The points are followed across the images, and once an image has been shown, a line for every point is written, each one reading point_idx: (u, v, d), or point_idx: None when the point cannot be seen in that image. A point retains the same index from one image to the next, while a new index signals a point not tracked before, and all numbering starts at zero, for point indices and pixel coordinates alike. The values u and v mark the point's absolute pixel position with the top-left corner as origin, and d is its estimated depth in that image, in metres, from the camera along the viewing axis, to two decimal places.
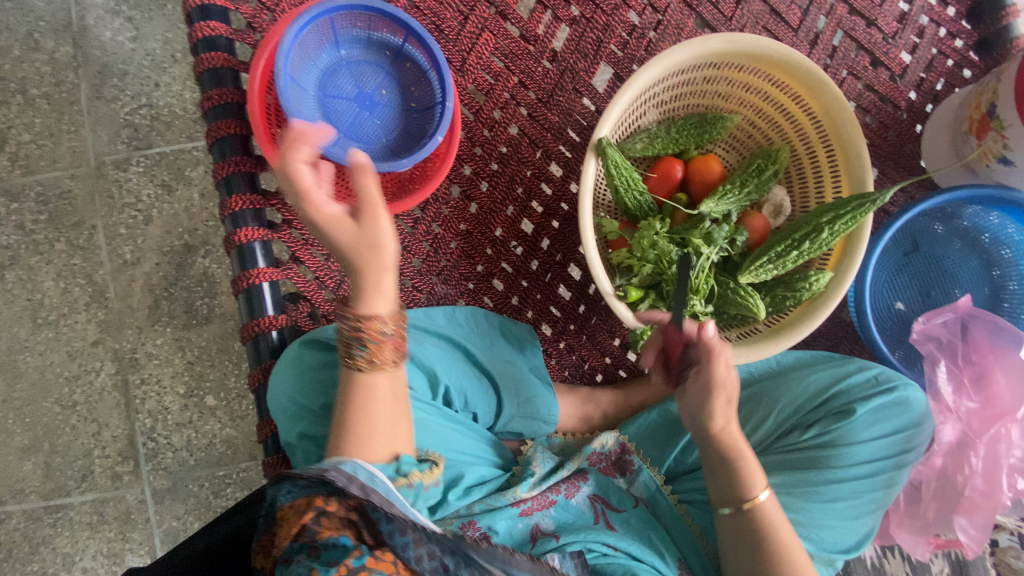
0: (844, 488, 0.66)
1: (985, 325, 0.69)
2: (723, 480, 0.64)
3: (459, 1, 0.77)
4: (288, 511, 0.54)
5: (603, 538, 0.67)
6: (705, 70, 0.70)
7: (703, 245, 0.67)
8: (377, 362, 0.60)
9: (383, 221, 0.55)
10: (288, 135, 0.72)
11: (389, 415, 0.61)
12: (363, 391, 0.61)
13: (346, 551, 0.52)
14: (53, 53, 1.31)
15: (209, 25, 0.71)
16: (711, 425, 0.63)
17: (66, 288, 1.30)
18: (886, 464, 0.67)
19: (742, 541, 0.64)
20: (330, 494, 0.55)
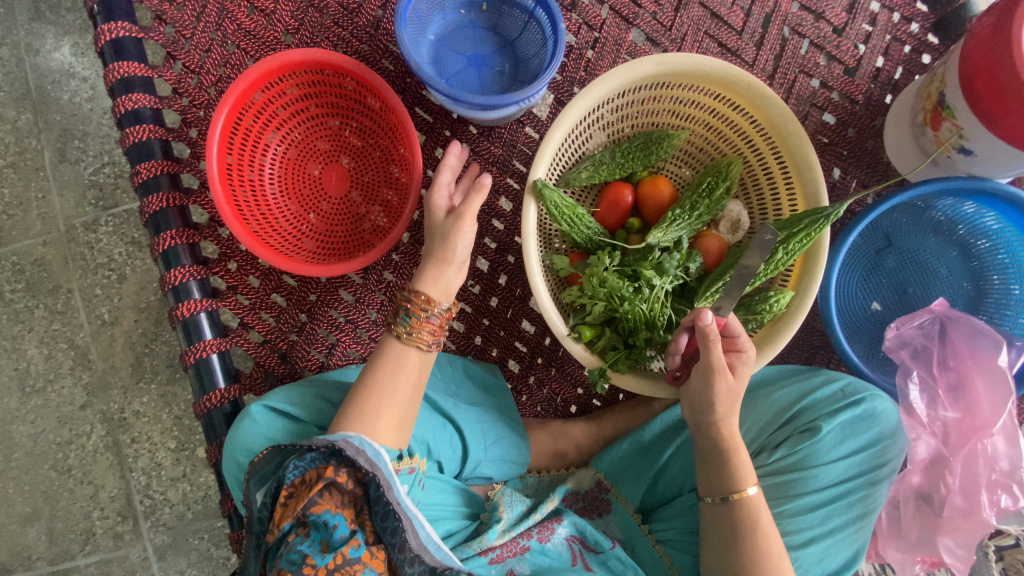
0: (818, 510, 0.63)
1: (961, 328, 0.66)
2: (716, 470, 0.61)
3: (388, 42, 0.75)
4: (297, 486, 0.56)
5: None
6: (645, 89, 0.67)
7: (655, 277, 0.64)
8: (415, 337, 0.65)
9: (466, 226, 0.66)
10: (241, 200, 0.71)
11: (410, 392, 0.64)
12: (396, 360, 0.64)
13: (341, 537, 0.54)
14: (14, 122, 1.31)
15: (130, 98, 0.70)
16: (712, 415, 0.59)
17: (50, 354, 1.30)
18: (859, 482, 0.65)
19: (718, 534, 0.61)
20: (340, 465, 0.56)
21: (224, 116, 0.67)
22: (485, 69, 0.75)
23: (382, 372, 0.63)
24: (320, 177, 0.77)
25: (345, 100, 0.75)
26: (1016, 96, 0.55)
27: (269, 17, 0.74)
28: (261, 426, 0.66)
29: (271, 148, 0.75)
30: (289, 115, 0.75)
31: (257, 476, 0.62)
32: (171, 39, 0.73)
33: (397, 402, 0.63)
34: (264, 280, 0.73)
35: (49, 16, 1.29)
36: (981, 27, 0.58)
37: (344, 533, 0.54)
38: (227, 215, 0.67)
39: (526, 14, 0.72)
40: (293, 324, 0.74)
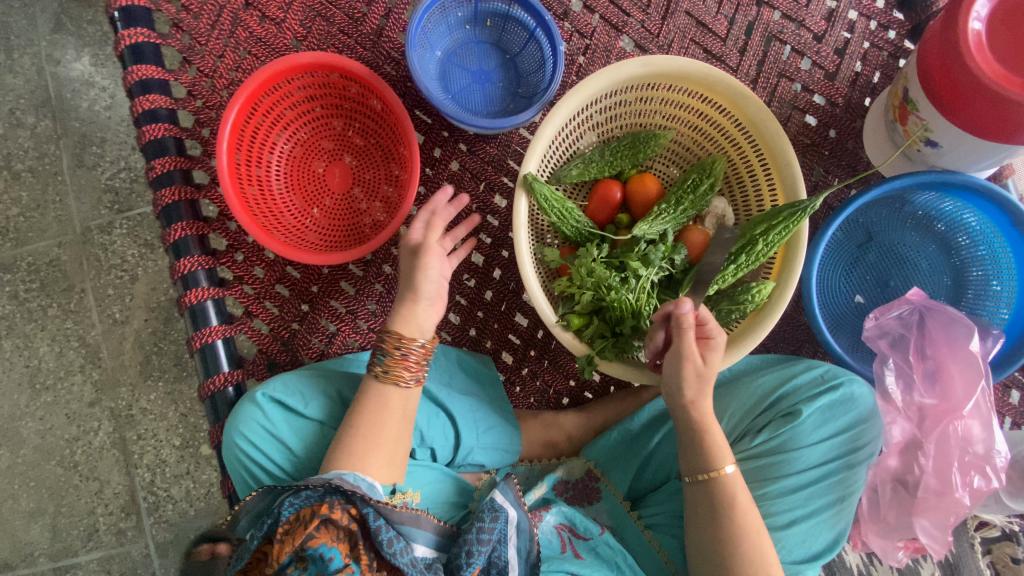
0: (800, 491, 0.66)
1: (939, 317, 0.68)
2: (691, 452, 0.65)
3: (389, 48, 0.80)
4: (292, 523, 0.59)
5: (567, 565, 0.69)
6: (631, 90, 0.70)
7: (641, 267, 0.66)
8: (393, 374, 0.68)
9: (428, 268, 0.70)
10: (247, 192, 0.75)
11: (394, 429, 0.68)
12: (378, 401, 0.67)
13: (336, 569, 0.57)
14: (34, 128, 1.37)
15: (147, 98, 0.74)
16: (681, 398, 0.62)
17: (61, 351, 1.34)
18: (838, 464, 0.67)
19: (700, 511, 0.64)
20: (333, 502, 0.60)
21: (234, 114, 0.72)
22: (492, 85, 0.75)
23: (364, 415, 0.67)
24: (324, 174, 0.81)
25: (348, 103, 0.79)
26: (968, 86, 0.59)
27: (279, 25, 0.79)
28: (260, 415, 0.69)
29: (278, 146, 0.79)
30: (295, 116, 0.79)
31: (247, 516, 0.63)
32: (187, 46, 0.78)
33: (380, 438, 0.67)
34: (269, 272, 0.76)
35: (70, 28, 1.36)
36: (932, 30, 0.62)
37: (338, 565, 0.57)
38: (234, 205, 0.71)
39: (528, 32, 0.72)
40: (296, 314, 0.77)
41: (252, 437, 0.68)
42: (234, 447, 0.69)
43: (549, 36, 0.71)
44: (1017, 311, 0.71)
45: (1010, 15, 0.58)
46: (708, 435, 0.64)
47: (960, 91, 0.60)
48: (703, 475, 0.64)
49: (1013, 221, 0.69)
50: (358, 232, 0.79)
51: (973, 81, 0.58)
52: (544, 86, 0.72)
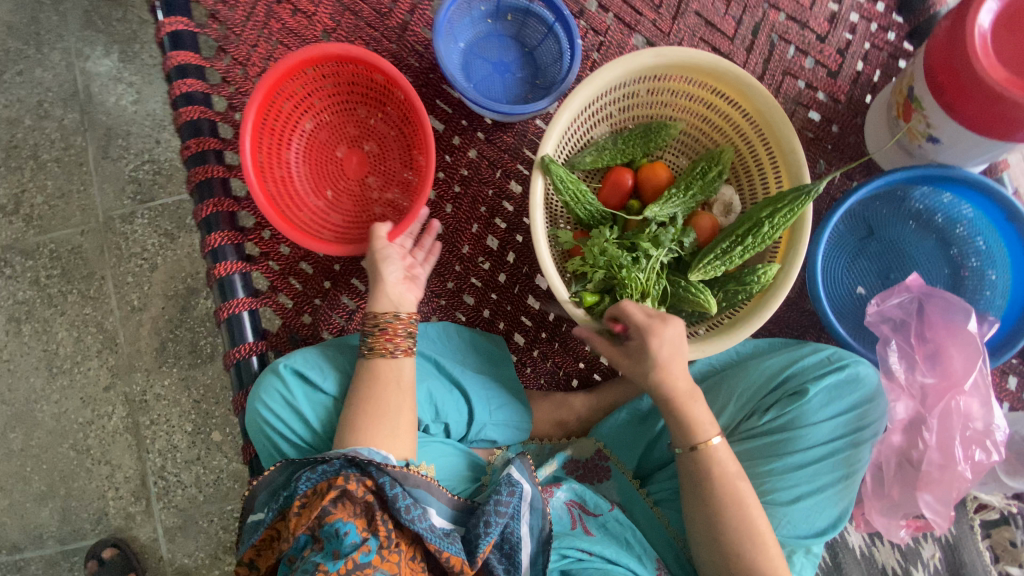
0: (807, 468, 0.68)
1: (937, 303, 0.71)
2: (677, 428, 0.69)
3: (414, 41, 0.84)
4: (312, 497, 0.62)
5: (577, 543, 0.71)
6: (644, 80, 0.74)
7: (652, 248, 0.69)
8: (378, 349, 0.71)
9: (388, 249, 0.74)
10: (267, 169, 0.79)
11: (393, 399, 0.69)
12: (369, 376, 0.70)
13: (351, 543, 0.59)
14: (62, 121, 1.42)
15: (185, 82, 0.78)
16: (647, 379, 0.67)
17: (79, 336, 1.37)
18: (843, 443, 0.69)
19: (694, 485, 0.68)
20: (350, 475, 0.63)
21: (257, 103, 0.75)
22: (511, 76, 0.79)
23: (359, 390, 0.69)
24: (342, 157, 0.85)
25: (369, 90, 0.82)
26: (973, 84, 0.60)
27: (310, 18, 0.83)
28: (279, 385, 0.71)
29: (301, 126, 0.83)
30: (318, 101, 0.83)
31: (265, 491, 0.66)
32: (223, 35, 0.82)
33: (384, 412, 0.68)
34: (295, 250, 0.80)
35: (101, 26, 1.41)
36: (940, 30, 0.63)
37: (355, 538, 0.59)
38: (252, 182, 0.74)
39: (546, 26, 0.77)
40: (319, 290, 0.80)
41: (271, 407, 0.70)
42: (256, 417, 0.71)
43: (568, 30, 0.75)
44: (1013, 299, 0.74)
45: (1012, 20, 0.59)
46: (686, 411, 0.68)
47: (965, 93, 0.61)
48: (694, 447, 0.68)
49: (1007, 215, 0.72)
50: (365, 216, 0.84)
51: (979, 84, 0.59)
52: (561, 76, 0.76)
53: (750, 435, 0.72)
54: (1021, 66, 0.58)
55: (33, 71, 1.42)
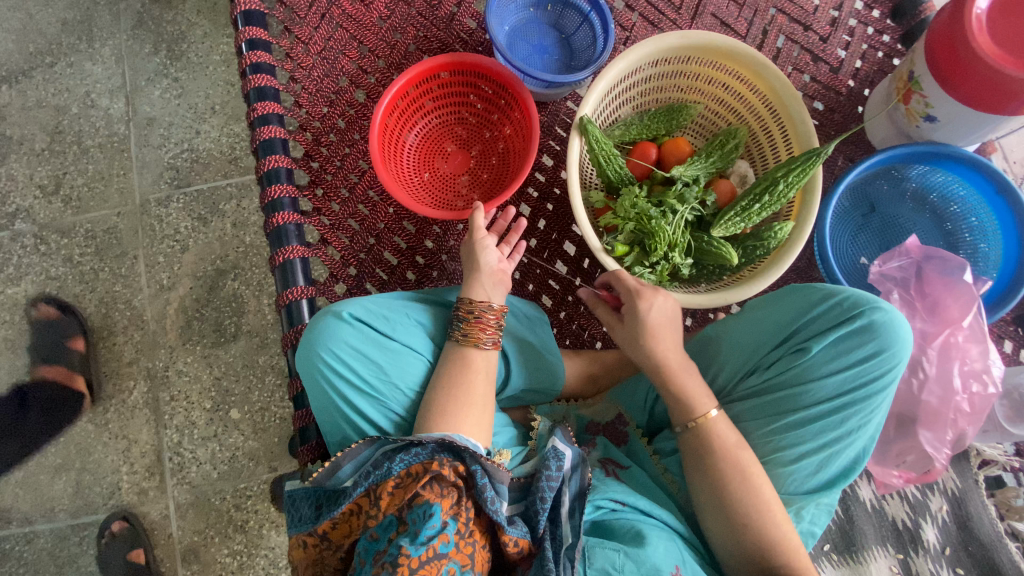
0: (813, 422, 0.69)
1: (936, 263, 0.79)
2: (674, 404, 0.71)
3: (460, 30, 0.94)
4: (406, 479, 0.66)
5: (611, 494, 0.72)
6: (713, 68, 0.82)
7: (678, 204, 0.76)
8: (473, 338, 0.74)
9: (489, 250, 0.80)
10: (391, 162, 0.86)
11: (482, 387, 0.73)
12: (461, 361, 0.74)
13: (432, 534, 0.62)
14: (107, 110, 1.50)
15: (256, 54, 0.87)
16: (645, 346, 0.73)
17: (107, 313, 1.42)
18: (850, 399, 0.70)
19: (699, 459, 0.69)
20: (443, 459, 0.66)
21: (382, 116, 0.83)
22: (550, 57, 0.88)
23: (448, 373, 0.73)
24: (452, 153, 0.92)
25: (463, 89, 0.90)
26: (970, 63, 0.65)
27: (368, 6, 0.92)
28: (344, 324, 0.74)
29: (416, 124, 0.90)
30: (429, 102, 0.90)
31: (352, 461, 0.69)
32: (289, 17, 0.92)
33: (472, 399, 0.72)
34: (344, 207, 0.87)
35: (152, 26, 1.52)
36: (943, 16, 0.68)
37: (438, 525, 0.62)
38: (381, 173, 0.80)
39: (582, 15, 0.87)
40: (364, 245, 0.86)
41: (336, 344, 0.73)
42: (317, 356, 0.74)
43: (602, 16, 0.85)
44: (1004, 264, 0.80)
45: (1011, 4, 0.64)
46: (677, 385, 0.71)
47: (990, 86, 0.65)
48: (690, 422, 0.70)
49: (997, 188, 0.79)
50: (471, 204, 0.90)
51: (1002, 76, 0.63)
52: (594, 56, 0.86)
53: (757, 389, 0.74)
54: (1016, 46, 0.63)
55: (83, 64, 1.52)
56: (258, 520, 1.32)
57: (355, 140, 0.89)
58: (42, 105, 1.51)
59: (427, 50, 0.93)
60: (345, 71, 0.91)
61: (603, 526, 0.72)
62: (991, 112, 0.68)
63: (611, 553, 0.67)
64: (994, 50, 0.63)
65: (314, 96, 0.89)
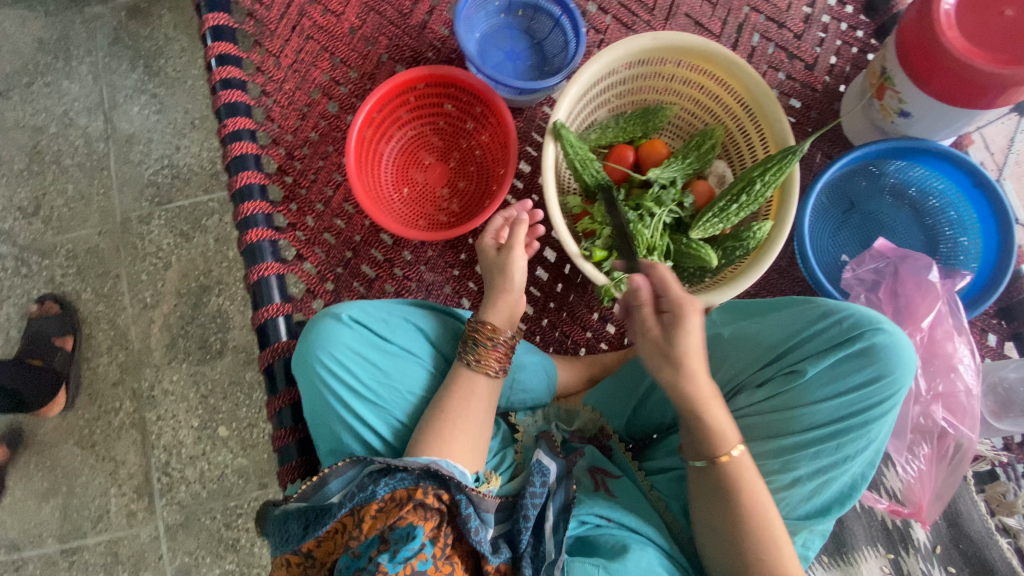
0: (809, 448, 0.66)
1: (910, 264, 0.80)
2: (699, 437, 0.64)
3: (432, 38, 0.93)
4: (389, 503, 0.63)
5: (597, 509, 0.72)
6: (686, 69, 0.82)
7: (655, 207, 0.76)
8: (484, 364, 0.72)
9: (519, 261, 0.78)
10: (367, 176, 0.85)
11: (480, 415, 0.71)
12: (467, 387, 0.71)
13: (411, 552, 0.60)
14: (86, 128, 1.49)
15: (225, 69, 0.86)
16: (668, 376, 0.64)
17: (91, 333, 1.40)
18: (849, 424, 0.66)
19: (713, 493, 0.64)
20: (427, 488, 0.64)
21: (357, 129, 0.82)
22: (522, 64, 0.88)
23: (454, 396, 0.71)
24: (429, 164, 0.91)
25: (437, 99, 0.89)
26: (942, 60, 0.64)
27: (339, 17, 0.92)
28: (346, 326, 0.73)
29: (393, 137, 0.90)
30: (405, 113, 0.89)
31: (338, 478, 0.67)
32: (259, 31, 0.91)
33: (468, 427, 0.70)
34: (319, 221, 0.86)
35: (128, 42, 1.51)
36: (909, 14, 0.67)
37: (417, 546, 0.60)
38: (357, 191, 0.80)
39: (553, 20, 0.86)
40: (341, 259, 0.86)
41: (336, 345, 0.72)
42: (316, 357, 0.72)
43: (572, 20, 0.84)
44: (984, 259, 0.80)
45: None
46: (710, 417, 0.63)
47: (962, 82, 0.64)
48: (714, 459, 0.64)
49: (974, 181, 0.79)
50: (451, 215, 0.90)
51: (974, 71, 0.63)
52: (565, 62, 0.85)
53: (747, 409, 0.71)
54: (985, 40, 0.63)
55: (60, 83, 1.50)
56: (249, 538, 1.30)
57: (330, 152, 0.88)
58: (20, 126, 1.50)
59: (400, 59, 0.92)
60: (317, 83, 0.90)
61: (587, 541, 0.71)
62: (966, 106, 0.67)
63: (590, 567, 0.65)
64: (964, 45, 0.63)
65: (286, 109, 0.89)
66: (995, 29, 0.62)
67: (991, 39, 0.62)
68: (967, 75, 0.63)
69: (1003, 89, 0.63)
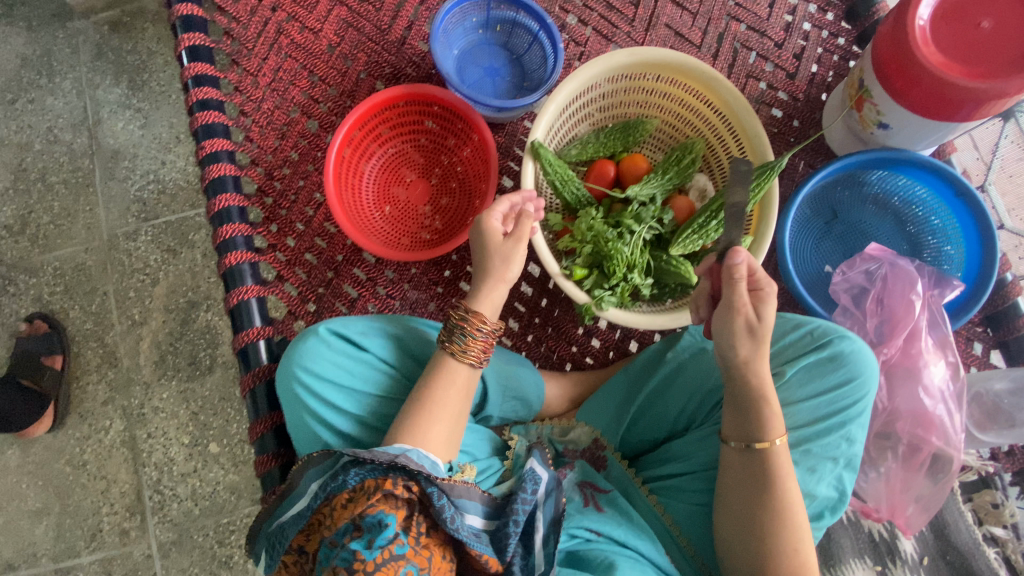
0: (796, 447, 0.69)
1: (897, 275, 0.79)
2: (749, 418, 0.65)
3: (411, 53, 0.92)
4: (359, 493, 0.60)
5: (586, 523, 0.73)
6: (666, 83, 0.81)
7: (635, 224, 0.75)
8: (467, 355, 0.70)
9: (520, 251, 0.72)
10: (347, 196, 0.85)
11: (457, 406, 0.69)
12: (447, 376, 0.69)
13: (388, 537, 0.57)
14: (71, 145, 1.48)
15: (202, 90, 0.85)
16: (738, 356, 0.64)
17: (79, 351, 1.39)
18: (831, 423, 0.69)
19: (743, 478, 0.65)
20: (397, 478, 0.61)
21: (335, 149, 0.82)
22: (501, 80, 0.89)
23: (435, 386, 0.68)
24: (411, 181, 0.91)
25: (418, 117, 0.89)
26: (917, 74, 0.64)
27: (317, 34, 0.91)
28: (327, 341, 0.72)
29: (374, 154, 0.89)
30: (385, 130, 0.89)
31: (316, 468, 0.65)
32: (236, 50, 0.90)
33: (445, 418, 0.68)
34: (300, 241, 0.86)
35: (111, 56, 1.50)
36: (885, 28, 0.67)
37: (392, 532, 0.57)
38: (336, 212, 0.80)
39: (531, 35, 0.86)
40: (322, 279, 0.85)
41: (317, 359, 0.71)
42: (297, 372, 0.71)
43: (551, 36, 0.84)
44: (967, 267, 0.79)
45: (951, 12, 0.63)
46: (767, 400, 0.65)
47: (938, 96, 0.64)
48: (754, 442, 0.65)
49: (956, 191, 0.78)
50: (433, 233, 0.89)
51: (950, 86, 0.62)
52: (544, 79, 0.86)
53: None
54: (960, 54, 0.62)
55: (44, 99, 1.49)
56: (243, 555, 1.30)
57: (310, 172, 0.88)
58: (4, 143, 1.49)
59: (379, 76, 0.91)
60: (296, 102, 0.89)
61: (578, 556, 0.71)
62: (944, 119, 0.66)
63: None
64: (939, 59, 0.62)
65: (265, 129, 0.88)
66: (970, 42, 0.62)
67: (966, 53, 0.62)
68: (942, 88, 0.63)
69: (980, 102, 0.62)
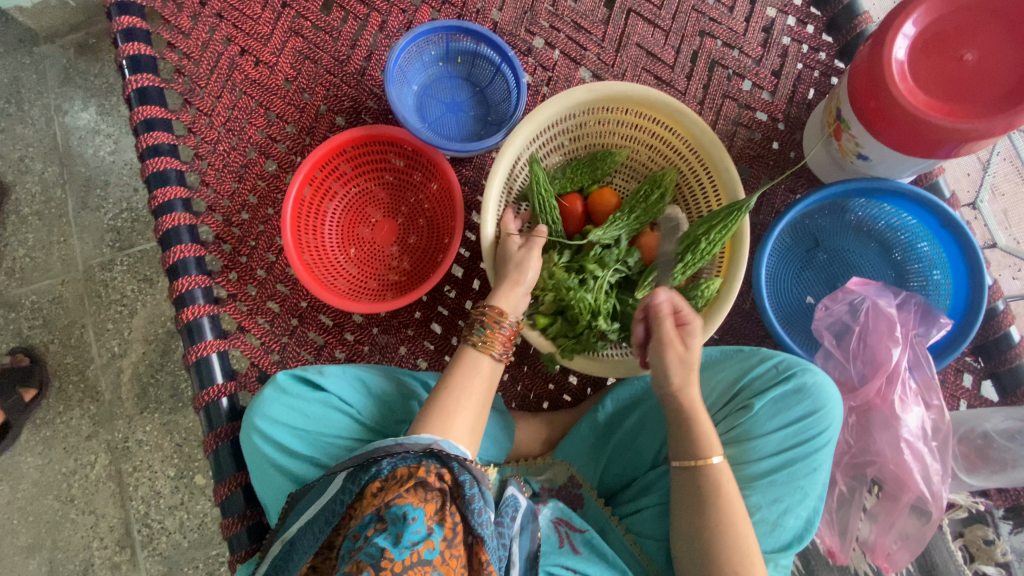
0: (763, 480, 0.66)
1: (875, 312, 0.77)
2: (682, 439, 0.64)
3: (371, 84, 0.88)
4: (391, 481, 0.56)
5: (562, 559, 0.69)
6: (635, 115, 0.77)
7: (598, 269, 0.72)
8: (489, 345, 0.67)
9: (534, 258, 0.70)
10: (306, 242, 0.82)
11: (482, 399, 0.65)
12: (471, 366, 0.66)
13: (417, 535, 0.52)
14: (42, 174, 1.45)
15: (152, 135, 0.82)
16: (669, 385, 0.63)
17: (60, 386, 1.38)
18: (797, 454, 0.67)
19: (686, 502, 0.64)
20: (430, 466, 0.57)
21: (293, 193, 0.78)
22: (463, 114, 0.86)
23: (458, 376, 0.66)
24: (376, 221, 0.88)
25: (382, 154, 0.85)
26: (892, 111, 0.60)
27: (271, 68, 0.87)
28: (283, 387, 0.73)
29: (336, 194, 0.86)
30: (347, 168, 0.85)
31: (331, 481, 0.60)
32: (188, 88, 0.86)
33: (472, 410, 0.64)
34: (261, 289, 0.83)
35: (78, 80, 1.46)
36: (861, 57, 0.63)
37: (421, 528, 0.52)
38: (294, 262, 0.77)
39: (494, 67, 0.83)
40: (286, 328, 0.82)
41: (272, 405, 0.72)
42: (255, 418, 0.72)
43: (513, 69, 0.81)
44: (954, 298, 0.76)
45: (930, 43, 0.59)
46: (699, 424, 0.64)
47: (915, 135, 0.60)
48: (692, 461, 0.63)
49: (942, 222, 0.74)
50: (399, 275, 0.86)
51: (927, 125, 0.59)
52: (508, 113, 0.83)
53: None
54: (937, 90, 0.59)
55: (13, 128, 1.45)
56: None
57: (270, 216, 0.85)
58: None
59: (339, 110, 0.87)
60: (253, 142, 0.86)
61: None
62: (923, 155, 0.63)
63: None
64: (915, 96, 0.58)
65: (221, 171, 0.85)
66: (947, 77, 0.58)
67: (942, 89, 0.58)
68: (921, 126, 0.59)
69: (960, 143, 0.59)
